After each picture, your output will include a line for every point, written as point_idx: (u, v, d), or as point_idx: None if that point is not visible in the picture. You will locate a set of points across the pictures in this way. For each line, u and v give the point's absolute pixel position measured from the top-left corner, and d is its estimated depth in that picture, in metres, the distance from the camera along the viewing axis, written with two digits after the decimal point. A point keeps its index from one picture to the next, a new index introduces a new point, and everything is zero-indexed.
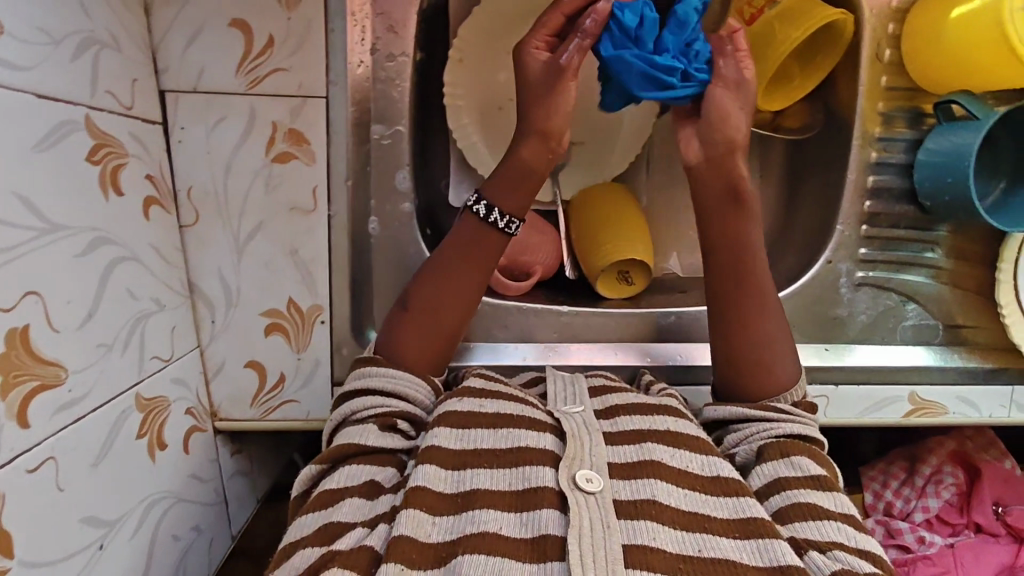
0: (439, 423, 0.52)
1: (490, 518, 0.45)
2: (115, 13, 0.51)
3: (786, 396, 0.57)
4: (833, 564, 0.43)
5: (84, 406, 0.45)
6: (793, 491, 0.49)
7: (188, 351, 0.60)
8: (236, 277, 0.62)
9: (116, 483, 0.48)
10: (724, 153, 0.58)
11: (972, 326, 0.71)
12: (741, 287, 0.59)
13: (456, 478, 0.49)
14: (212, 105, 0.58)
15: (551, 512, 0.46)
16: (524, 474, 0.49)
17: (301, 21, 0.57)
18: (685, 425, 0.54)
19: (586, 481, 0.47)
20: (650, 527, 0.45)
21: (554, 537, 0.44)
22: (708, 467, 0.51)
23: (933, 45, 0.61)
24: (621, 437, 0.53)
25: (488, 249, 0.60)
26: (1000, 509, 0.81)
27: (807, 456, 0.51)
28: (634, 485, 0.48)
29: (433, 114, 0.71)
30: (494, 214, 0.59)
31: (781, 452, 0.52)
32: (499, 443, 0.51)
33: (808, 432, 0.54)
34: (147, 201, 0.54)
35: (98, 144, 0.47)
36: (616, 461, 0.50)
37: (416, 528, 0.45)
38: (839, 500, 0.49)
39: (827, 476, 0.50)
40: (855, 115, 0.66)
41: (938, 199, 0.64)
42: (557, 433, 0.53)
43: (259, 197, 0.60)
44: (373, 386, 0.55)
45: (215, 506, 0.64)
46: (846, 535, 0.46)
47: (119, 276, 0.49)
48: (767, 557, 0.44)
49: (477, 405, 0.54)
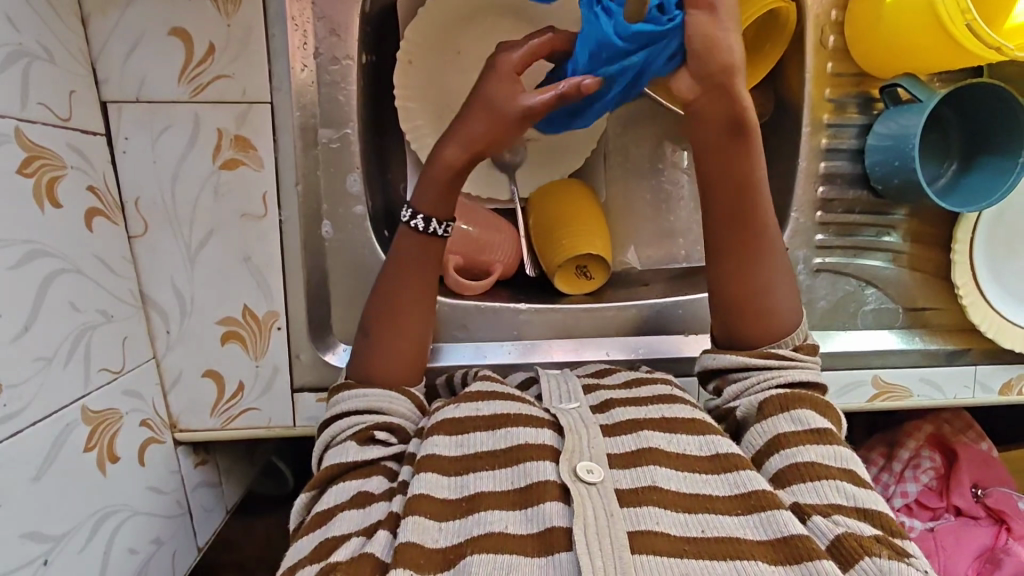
0: (437, 430, 0.51)
1: (496, 518, 0.45)
2: (48, 25, 0.51)
3: (787, 340, 0.56)
4: (834, 527, 0.43)
5: (21, 421, 0.45)
6: (795, 449, 0.48)
7: (141, 362, 0.60)
8: (189, 286, 0.61)
9: (59, 498, 0.48)
10: (719, 78, 0.49)
11: (933, 308, 0.71)
12: (741, 231, 0.56)
13: (461, 483, 0.48)
14: (156, 114, 0.58)
15: (554, 505, 0.45)
16: (523, 470, 0.48)
17: (241, 28, 0.57)
18: (682, 411, 0.54)
19: (588, 472, 0.47)
20: (653, 512, 0.45)
21: (560, 528, 0.44)
22: (705, 447, 0.50)
23: (873, 31, 0.61)
24: (617, 427, 0.52)
25: (428, 256, 0.59)
26: (979, 491, 0.81)
27: (808, 408, 0.51)
28: (635, 473, 0.48)
29: (388, 117, 0.71)
30: (431, 224, 0.58)
31: (780, 406, 0.51)
32: (497, 445, 0.50)
33: (807, 379, 0.54)
34: (90, 213, 0.54)
35: (30, 157, 0.47)
36: (615, 452, 0.50)
37: (422, 533, 0.44)
38: (838, 456, 0.48)
39: (828, 429, 0.49)
40: (803, 103, 0.67)
41: (889, 182, 0.65)
42: (554, 428, 0.52)
43: (208, 204, 0.60)
44: (345, 409, 0.55)
45: (178, 518, 0.63)
46: (845, 495, 0.45)
47: (59, 289, 0.49)
48: (773, 527, 0.43)
49: (474, 408, 0.53)
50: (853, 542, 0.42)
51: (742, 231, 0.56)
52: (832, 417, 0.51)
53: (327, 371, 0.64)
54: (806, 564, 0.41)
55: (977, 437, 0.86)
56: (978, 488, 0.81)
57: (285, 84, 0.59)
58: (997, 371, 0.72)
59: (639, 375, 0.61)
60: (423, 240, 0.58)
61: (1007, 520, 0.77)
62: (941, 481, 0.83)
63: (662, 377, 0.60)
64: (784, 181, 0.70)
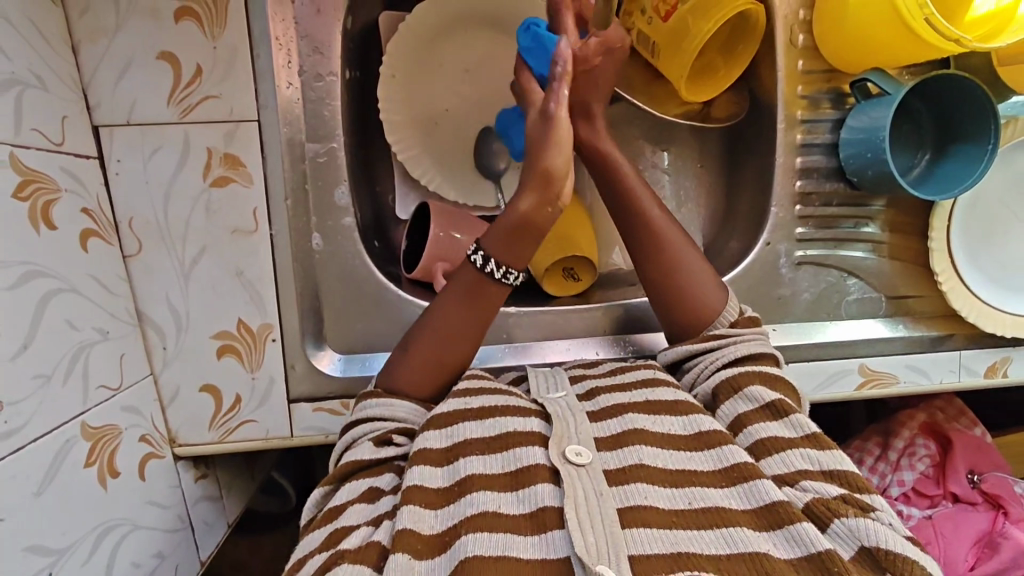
0: (428, 425, 0.53)
1: (487, 499, 0.45)
2: (40, 53, 0.52)
3: (719, 322, 0.60)
4: (805, 496, 0.45)
5: (22, 437, 0.46)
6: (754, 427, 0.50)
7: (139, 379, 0.61)
8: (184, 302, 0.62)
9: (62, 511, 0.49)
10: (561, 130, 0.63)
11: (915, 295, 0.73)
12: (644, 238, 0.63)
13: (451, 469, 0.49)
14: (147, 136, 0.59)
15: (545, 486, 0.46)
16: (515, 454, 0.49)
17: (226, 49, 0.59)
18: (667, 393, 0.55)
19: (576, 455, 0.48)
20: (642, 487, 0.46)
21: (552, 507, 0.45)
22: (689, 426, 0.51)
23: (839, 28, 0.64)
24: (603, 413, 0.54)
25: (487, 301, 0.59)
26: (975, 477, 0.82)
27: (755, 382, 0.53)
28: (622, 454, 0.49)
29: (373, 130, 0.73)
30: (490, 265, 0.58)
31: (733, 388, 0.54)
32: (487, 433, 0.51)
33: (753, 351, 0.57)
34: (84, 234, 0.55)
35: (25, 181, 0.49)
36: (602, 436, 0.51)
37: (418, 521, 0.45)
38: (796, 423, 0.50)
39: (779, 398, 0.51)
40: (778, 100, 0.68)
41: (863, 174, 0.67)
42: (541, 416, 0.54)
43: (200, 221, 0.61)
44: (370, 411, 0.56)
45: (180, 532, 0.64)
46: (811, 460, 0.47)
47: (56, 308, 0.51)
48: (756, 497, 0.45)
49: (462, 403, 0.54)
50: (823, 508, 0.43)
51: (652, 239, 0.63)
52: (783, 388, 0.54)
53: (322, 380, 0.66)
54: (787, 529, 0.42)
55: (970, 423, 0.87)
56: (974, 474, 0.82)
57: (271, 102, 0.61)
58: (982, 355, 0.73)
59: (620, 363, 0.62)
60: (481, 278, 0.58)
61: (1003, 505, 0.79)
62: (937, 468, 0.83)
63: (645, 363, 0.61)
64: (763, 177, 0.71)
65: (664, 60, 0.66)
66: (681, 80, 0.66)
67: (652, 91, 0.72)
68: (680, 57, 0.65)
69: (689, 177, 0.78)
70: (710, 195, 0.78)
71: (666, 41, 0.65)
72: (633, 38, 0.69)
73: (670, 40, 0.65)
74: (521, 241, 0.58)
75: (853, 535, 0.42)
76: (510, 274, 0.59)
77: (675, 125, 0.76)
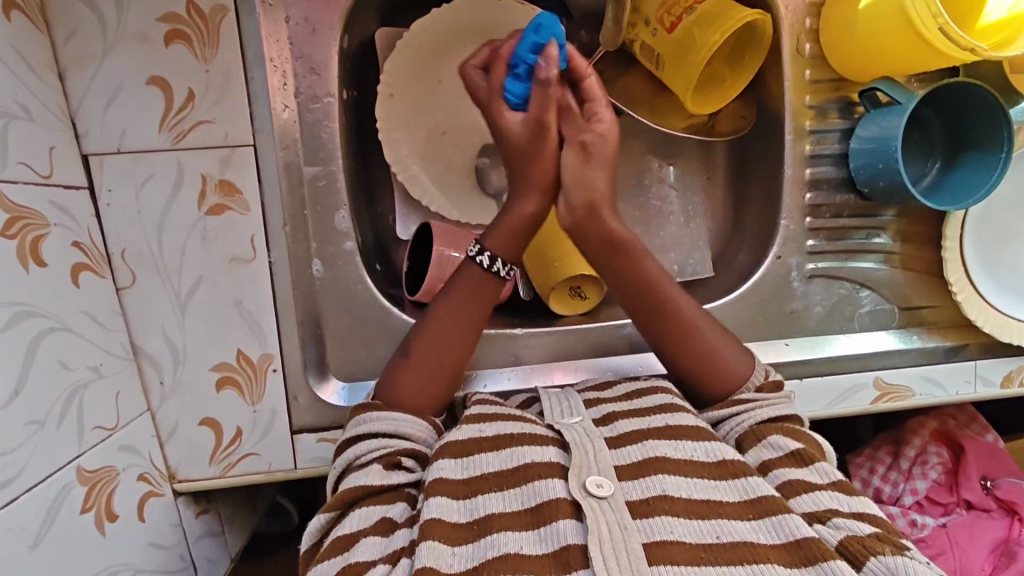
0: (445, 453, 0.51)
1: (510, 539, 0.44)
2: (25, 82, 0.50)
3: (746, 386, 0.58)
4: (838, 534, 0.44)
5: (15, 489, 0.44)
6: (781, 470, 0.50)
7: (136, 415, 0.58)
8: (181, 334, 0.60)
9: (60, 562, 0.47)
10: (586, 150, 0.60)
11: (929, 306, 0.71)
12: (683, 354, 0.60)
13: (470, 506, 0.47)
14: (138, 164, 0.57)
15: (568, 522, 0.44)
16: (534, 489, 0.47)
17: (219, 72, 0.57)
18: (687, 418, 0.53)
19: (597, 487, 0.46)
20: (667, 521, 0.44)
21: (576, 545, 0.43)
22: (712, 452, 0.50)
23: (848, 38, 0.62)
24: (623, 439, 0.52)
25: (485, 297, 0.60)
26: (989, 484, 0.80)
27: (780, 433, 0.52)
28: (645, 483, 0.47)
29: (372, 149, 0.71)
30: (497, 265, 0.59)
31: (757, 436, 0.53)
32: (504, 464, 0.49)
33: (780, 411, 0.56)
34: (76, 268, 0.53)
35: (13, 218, 0.47)
36: (622, 464, 0.49)
37: (437, 559, 0.43)
38: (822, 470, 0.49)
39: (805, 448, 0.51)
40: (785, 111, 0.67)
41: (875, 185, 0.65)
42: (558, 445, 0.52)
43: (196, 250, 0.59)
44: (375, 430, 0.54)
45: (182, 572, 0.62)
46: (840, 501, 0.46)
47: (49, 348, 0.49)
48: (785, 531, 0.43)
49: (477, 429, 0.53)
50: (859, 545, 0.42)
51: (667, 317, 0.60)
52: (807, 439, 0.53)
53: (325, 410, 0.64)
54: (820, 566, 0.41)
55: (982, 429, 0.86)
56: (987, 480, 0.81)
57: (267, 126, 0.59)
58: (998, 364, 0.72)
59: (636, 385, 0.60)
60: (485, 275, 0.59)
61: (1018, 510, 0.77)
62: (950, 476, 0.82)
63: (661, 384, 0.60)
64: (771, 189, 0.70)
65: (669, 72, 0.65)
66: (688, 93, 0.64)
67: (656, 103, 0.70)
68: (686, 69, 0.63)
69: (695, 190, 0.76)
70: (715, 207, 0.77)
71: (672, 53, 0.64)
72: (636, 51, 0.68)
73: (676, 53, 0.63)
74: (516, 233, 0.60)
75: (890, 571, 0.40)
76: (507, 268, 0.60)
77: (680, 138, 0.75)
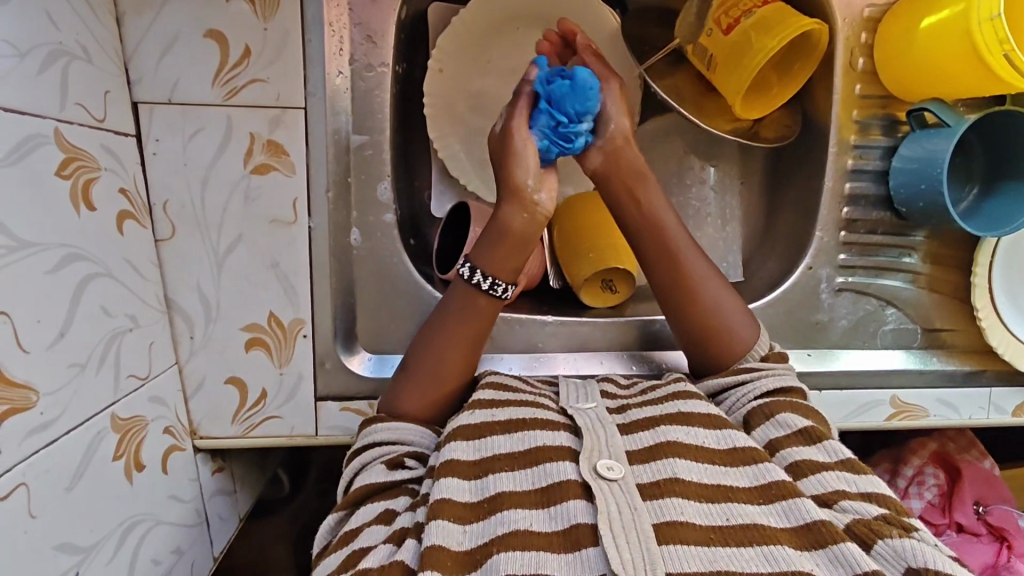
0: (454, 437, 0.51)
1: (519, 516, 0.44)
2: (86, 23, 0.50)
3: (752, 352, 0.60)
4: (845, 517, 0.44)
5: (56, 430, 0.44)
6: (787, 450, 0.50)
7: (165, 368, 0.58)
8: (215, 290, 0.60)
9: (90, 507, 0.47)
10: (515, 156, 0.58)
11: (949, 329, 0.72)
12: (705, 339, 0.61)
13: (479, 485, 0.47)
14: (188, 116, 0.57)
15: (578, 503, 0.45)
16: (545, 470, 0.47)
17: (278, 31, 0.57)
18: (700, 405, 0.54)
19: (607, 469, 0.47)
20: (677, 502, 0.45)
21: (585, 525, 0.43)
22: (723, 440, 0.50)
23: (904, 56, 0.63)
24: (635, 425, 0.53)
25: (477, 311, 0.59)
26: (981, 509, 0.81)
27: (788, 410, 0.53)
28: (654, 467, 0.48)
29: (415, 124, 0.71)
30: (477, 275, 0.58)
31: (765, 414, 0.53)
32: (516, 447, 0.50)
33: (782, 382, 0.57)
34: (121, 215, 0.53)
35: (67, 158, 0.46)
36: (633, 449, 0.50)
37: (447, 538, 0.44)
38: (831, 448, 0.50)
39: (812, 424, 0.52)
40: (831, 123, 0.68)
41: (913, 206, 0.66)
42: (570, 430, 0.52)
43: (238, 209, 0.59)
44: (378, 440, 0.55)
45: (196, 526, 0.62)
46: (848, 481, 0.47)
47: (94, 293, 0.48)
48: (795, 515, 0.44)
49: (490, 415, 0.53)
50: (865, 528, 0.43)
51: (680, 284, 0.61)
52: (814, 416, 0.54)
53: (351, 378, 0.64)
54: (830, 548, 0.41)
55: (980, 455, 0.86)
56: (980, 505, 0.82)
57: (320, 90, 0.59)
58: (1011, 393, 0.73)
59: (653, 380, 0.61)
60: (469, 292, 0.58)
61: (1008, 538, 0.78)
62: (944, 498, 0.83)
63: (676, 376, 0.60)
64: (809, 199, 0.71)
65: (720, 75, 0.65)
66: (738, 97, 0.64)
67: (704, 104, 0.69)
68: (737, 73, 0.63)
69: (732, 195, 0.77)
70: (746, 213, 0.77)
71: (725, 57, 0.64)
72: (689, 50, 0.67)
73: (730, 55, 0.63)
74: (507, 246, 0.58)
75: (898, 555, 0.41)
76: (498, 286, 0.58)
77: (721, 140, 0.75)
